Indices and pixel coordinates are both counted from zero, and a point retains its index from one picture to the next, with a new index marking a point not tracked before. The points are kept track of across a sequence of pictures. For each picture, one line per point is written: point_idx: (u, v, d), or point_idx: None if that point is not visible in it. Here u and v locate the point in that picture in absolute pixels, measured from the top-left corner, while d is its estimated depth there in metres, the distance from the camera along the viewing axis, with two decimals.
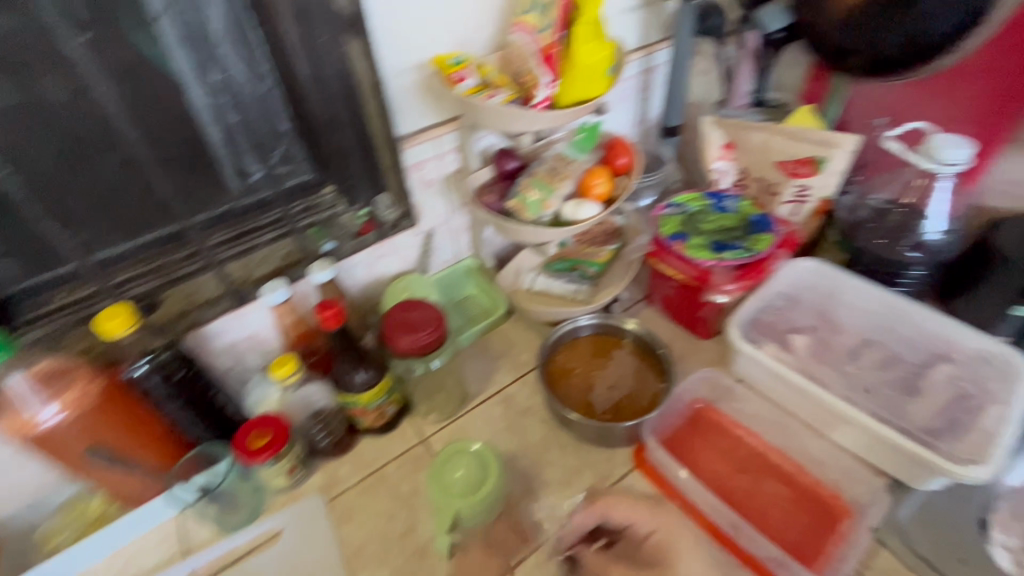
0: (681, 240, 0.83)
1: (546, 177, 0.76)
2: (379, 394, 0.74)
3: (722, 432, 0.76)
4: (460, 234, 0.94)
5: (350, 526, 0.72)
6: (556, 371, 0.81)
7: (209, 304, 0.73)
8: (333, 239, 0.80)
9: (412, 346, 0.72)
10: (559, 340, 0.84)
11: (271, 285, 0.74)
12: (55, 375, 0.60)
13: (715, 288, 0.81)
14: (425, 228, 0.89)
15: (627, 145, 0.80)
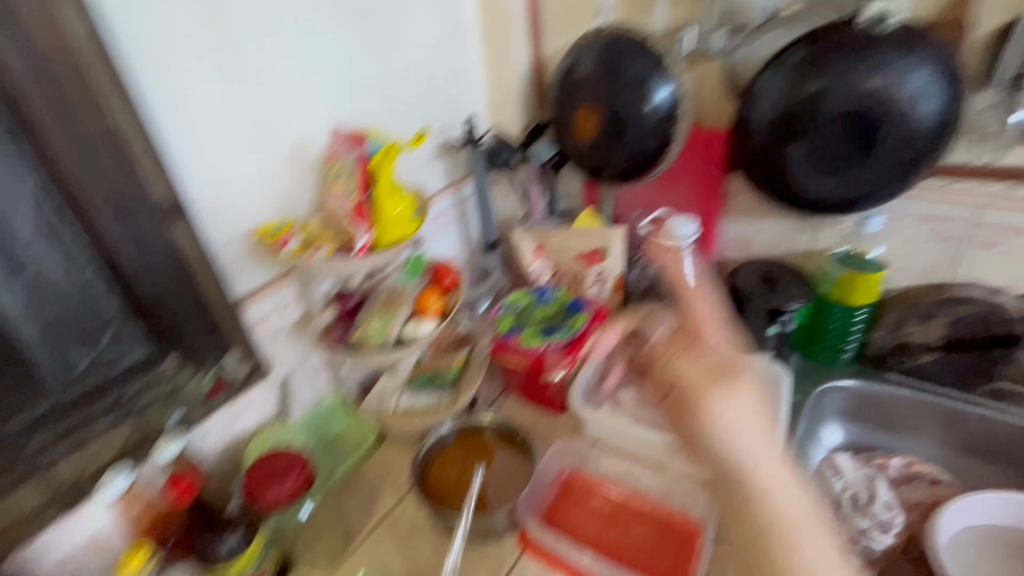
0: (517, 332, 0.99)
1: (385, 306, 0.86)
2: (253, 555, 0.74)
3: (587, 492, 0.86)
4: (317, 375, 0.97)
5: None
6: (427, 484, 0.85)
7: (40, 514, 0.66)
8: (180, 409, 0.77)
9: (274, 500, 0.72)
10: (429, 451, 0.89)
11: (116, 467, 0.71)
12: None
13: (552, 368, 0.95)
14: (279, 376, 0.91)
15: (449, 266, 0.94)
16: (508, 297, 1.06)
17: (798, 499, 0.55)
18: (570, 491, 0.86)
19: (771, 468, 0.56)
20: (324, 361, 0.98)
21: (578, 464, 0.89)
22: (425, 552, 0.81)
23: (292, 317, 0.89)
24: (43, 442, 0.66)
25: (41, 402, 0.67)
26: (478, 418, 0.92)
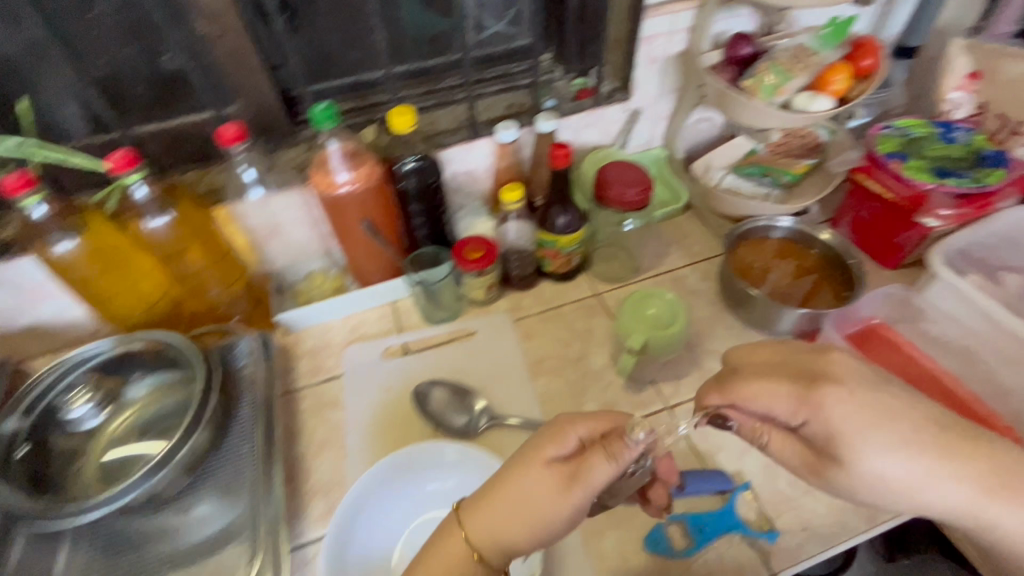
0: (901, 159, 0.79)
1: (786, 64, 0.74)
2: (574, 241, 0.81)
3: (894, 346, 0.76)
4: (659, 121, 0.95)
5: (494, 353, 0.79)
6: (738, 261, 0.82)
7: (452, 131, 0.83)
8: (553, 98, 0.86)
9: (617, 199, 0.75)
10: (747, 233, 0.84)
11: (504, 125, 0.80)
12: (335, 157, 0.68)
13: (930, 211, 0.77)
14: (634, 105, 0.90)
15: (875, 45, 0.75)
16: (898, 121, 0.84)
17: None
18: (873, 338, 0.77)
19: (982, 496, 0.45)
20: (670, 108, 0.94)
21: (892, 321, 0.80)
22: (547, 492, 0.45)
23: (674, 52, 0.86)
24: (364, 210, 0.73)
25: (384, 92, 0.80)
26: (818, 232, 0.82)
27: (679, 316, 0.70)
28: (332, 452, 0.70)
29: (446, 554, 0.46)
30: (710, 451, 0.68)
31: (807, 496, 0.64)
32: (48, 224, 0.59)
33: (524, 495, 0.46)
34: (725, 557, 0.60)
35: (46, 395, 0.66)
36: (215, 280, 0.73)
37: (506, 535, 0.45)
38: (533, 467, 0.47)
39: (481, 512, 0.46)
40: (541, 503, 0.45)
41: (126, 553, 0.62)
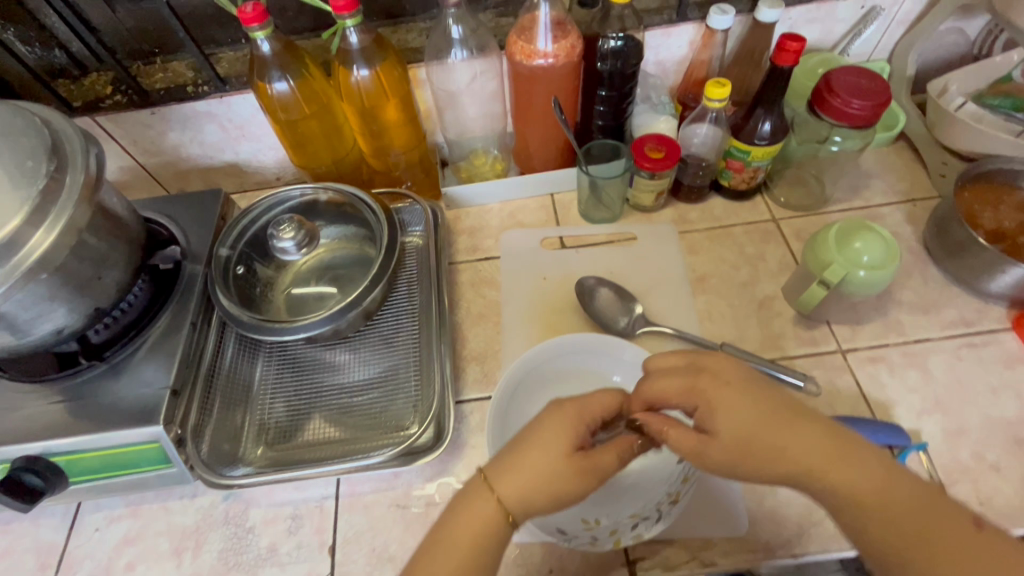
0: None
1: None
2: (768, 155, 0.72)
3: None
4: (896, 26, 0.80)
5: (655, 262, 0.76)
6: (963, 205, 0.70)
7: (654, 11, 0.74)
8: None
9: (840, 109, 0.65)
10: (983, 175, 0.71)
11: (720, 9, 0.70)
12: (542, 23, 0.63)
13: None
14: (873, 2, 0.75)
15: None
16: None
17: (892, 492, 0.42)
18: None
19: (830, 463, 0.43)
20: (916, 11, 0.78)
21: None
22: (567, 473, 0.43)
23: None
24: (556, 88, 0.69)
25: None
26: None
27: (891, 259, 0.62)
28: (487, 326, 0.73)
29: (474, 512, 0.42)
30: (883, 404, 0.63)
31: (991, 474, 0.58)
32: (272, 62, 0.61)
33: (540, 472, 0.43)
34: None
35: (252, 225, 0.73)
36: (398, 143, 0.74)
37: (533, 505, 0.43)
38: (552, 446, 0.43)
39: (508, 474, 0.43)
40: (562, 485, 0.43)
41: (310, 374, 0.71)
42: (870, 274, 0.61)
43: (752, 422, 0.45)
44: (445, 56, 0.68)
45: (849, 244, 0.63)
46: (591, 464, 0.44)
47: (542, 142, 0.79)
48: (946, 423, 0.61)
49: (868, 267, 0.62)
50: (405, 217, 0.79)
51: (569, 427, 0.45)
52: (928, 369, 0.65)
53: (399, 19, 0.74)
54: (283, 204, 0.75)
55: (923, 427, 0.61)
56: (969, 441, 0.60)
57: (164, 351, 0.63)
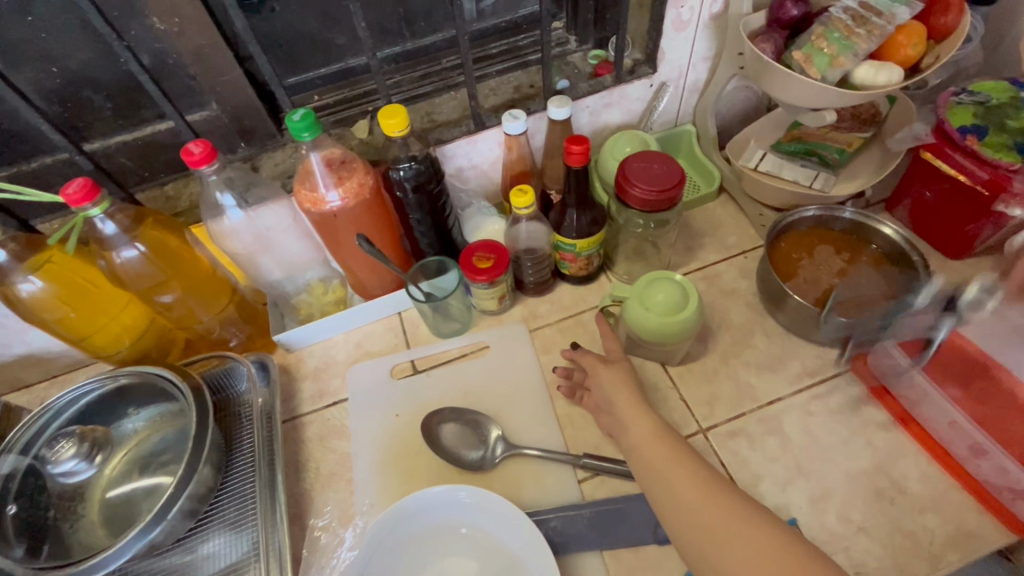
0: (976, 133, 0.68)
1: (846, 28, 0.61)
2: (593, 244, 0.72)
3: None
4: (689, 93, 0.84)
5: (511, 370, 0.73)
6: (780, 258, 0.73)
7: (452, 122, 0.73)
8: (566, 78, 0.76)
9: (641, 199, 0.65)
10: (791, 226, 0.74)
11: (511, 115, 0.70)
12: (318, 170, 0.60)
13: (1013, 199, 0.65)
14: (660, 79, 0.79)
15: None
16: (972, 84, 0.71)
17: (651, 432, 0.55)
18: None
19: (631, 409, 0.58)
20: (702, 79, 0.83)
21: None
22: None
23: (707, 16, 0.73)
24: (359, 225, 0.65)
25: (364, 82, 0.74)
26: (879, 224, 0.72)
27: (690, 298, 0.64)
28: (340, 486, 0.66)
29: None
30: (750, 483, 0.61)
31: (859, 536, 0.57)
32: (13, 266, 0.54)
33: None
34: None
35: (46, 431, 0.65)
36: (201, 308, 0.67)
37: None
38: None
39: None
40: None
41: None
42: (678, 322, 0.63)
43: (610, 387, 0.61)
44: (220, 216, 0.64)
45: (652, 297, 0.64)
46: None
47: (369, 270, 0.74)
48: (810, 488, 0.60)
49: (677, 315, 0.63)
50: (231, 376, 0.71)
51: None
52: (786, 431, 0.65)
53: (191, 171, 0.70)
54: (75, 402, 0.65)
55: (790, 497, 0.60)
56: (834, 504, 0.59)
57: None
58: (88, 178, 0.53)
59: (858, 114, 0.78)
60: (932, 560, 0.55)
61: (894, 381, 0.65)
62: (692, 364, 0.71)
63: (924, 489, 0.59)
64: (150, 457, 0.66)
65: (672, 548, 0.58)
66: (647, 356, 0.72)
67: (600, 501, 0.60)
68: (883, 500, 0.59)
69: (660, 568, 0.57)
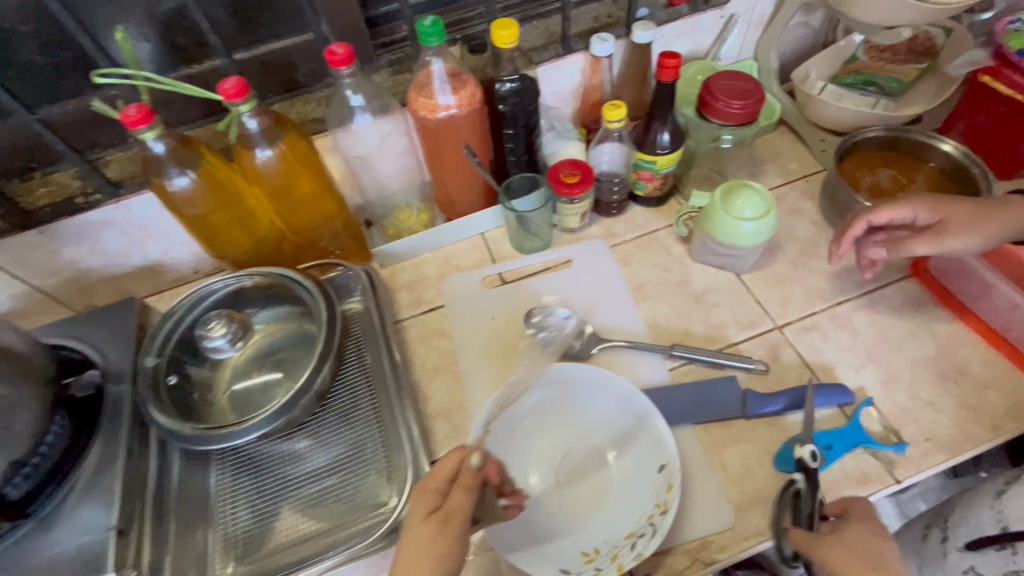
0: None
1: None
2: (672, 161, 0.78)
3: None
4: (753, 28, 0.88)
5: (597, 279, 0.78)
6: (845, 175, 0.78)
7: (541, 48, 0.78)
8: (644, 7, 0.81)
9: (722, 112, 0.71)
10: (854, 145, 0.80)
11: (600, 37, 0.74)
12: (438, 77, 0.65)
13: None
14: (730, 11, 0.83)
15: None
16: None
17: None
18: None
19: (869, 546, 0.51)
20: (767, 13, 0.87)
21: None
22: (434, 541, 0.46)
23: None
24: (463, 136, 0.71)
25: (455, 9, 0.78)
26: (939, 141, 0.77)
27: (768, 206, 0.69)
28: (445, 378, 0.72)
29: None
30: (825, 369, 0.68)
31: (928, 410, 0.64)
32: (168, 158, 0.59)
33: (425, 556, 0.45)
34: (850, 469, 0.61)
35: (177, 328, 0.69)
36: (317, 214, 0.73)
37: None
38: (410, 533, 0.47)
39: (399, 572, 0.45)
40: (440, 547, 0.46)
41: (269, 471, 0.66)
42: (754, 226, 0.69)
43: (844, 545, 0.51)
44: (349, 122, 0.69)
45: (733, 205, 0.70)
46: (449, 517, 0.47)
47: (461, 188, 0.80)
48: (880, 373, 0.67)
49: (753, 219, 0.69)
50: (340, 284, 0.77)
51: (417, 516, 0.47)
52: (854, 327, 0.71)
53: (297, 90, 0.73)
54: (206, 298, 0.71)
55: (863, 381, 0.67)
56: (904, 385, 0.66)
57: (99, 491, 0.57)
58: (240, 78, 0.58)
59: (914, 47, 0.84)
60: (995, 427, 0.62)
61: (951, 280, 0.71)
62: (765, 273, 0.77)
63: (984, 371, 0.66)
64: (275, 349, 0.72)
65: (758, 423, 0.64)
66: (722, 267, 0.78)
67: (691, 384, 0.66)
68: (948, 381, 0.66)
69: (752, 437, 0.64)
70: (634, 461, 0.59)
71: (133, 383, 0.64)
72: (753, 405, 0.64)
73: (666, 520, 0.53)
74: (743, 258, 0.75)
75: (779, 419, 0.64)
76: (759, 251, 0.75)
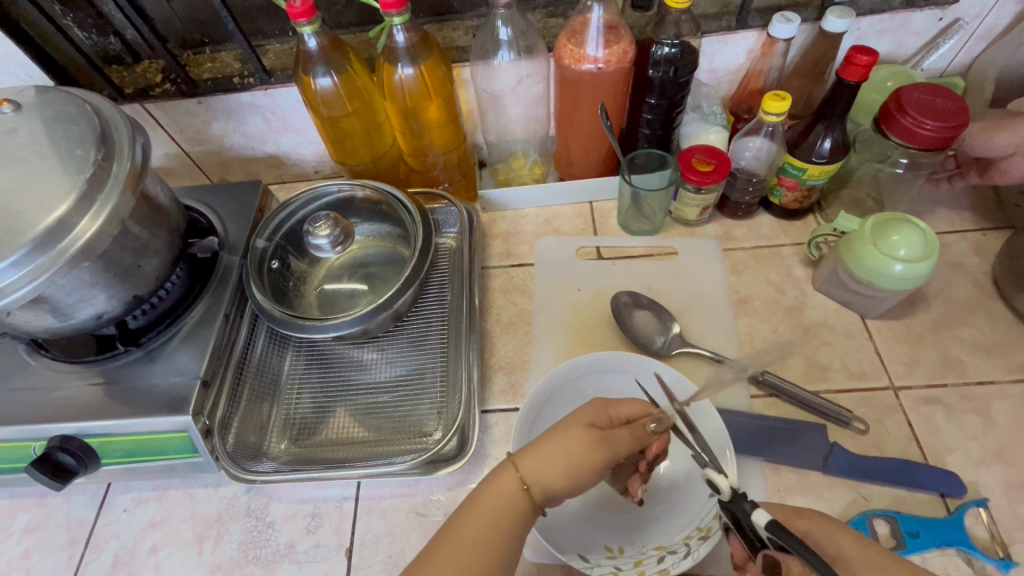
0: None
1: None
2: (826, 174, 0.68)
3: None
4: (976, 41, 0.74)
5: (698, 280, 0.73)
6: None
7: (713, 17, 0.71)
8: None
9: (908, 130, 0.61)
10: None
11: (784, 17, 0.65)
12: (594, 26, 0.62)
13: None
14: (953, 16, 0.70)
15: None
16: None
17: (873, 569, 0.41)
18: None
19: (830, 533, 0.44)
20: (1000, 27, 0.72)
21: None
22: (583, 450, 0.45)
23: None
24: (602, 95, 0.66)
25: None
26: None
27: (930, 250, 0.59)
28: (517, 334, 0.71)
29: (497, 486, 0.45)
30: (938, 449, 0.59)
31: None
32: (318, 56, 0.61)
33: (567, 455, 0.45)
34: (932, 567, 0.53)
35: (290, 218, 0.74)
36: (436, 142, 0.73)
37: (550, 476, 0.44)
38: (570, 430, 0.46)
39: (535, 450, 0.45)
40: (583, 458, 0.45)
41: (337, 371, 0.71)
42: (906, 268, 0.59)
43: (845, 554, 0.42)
44: (491, 57, 0.67)
45: (885, 238, 0.60)
46: (608, 441, 0.46)
47: (582, 150, 0.76)
48: (1007, 476, 0.57)
49: (905, 260, 0.59)
50: (440, 216, 0.78)
51: (579, 420, 0.47)
52: (990, 415, 0.60)
53: (447, 16, 0.73)
54: (321, 199, 0.74)
55: (982, 477, 0.57)
56: None
57: (197, 341, 0.64)
58: None
59: None
60: None
61: None
62: (895, 324, 0.67)
63: None
64: (369, 262, 0.75)
65: (836, 483, 0.57)
66: (846, 304, 0.69)
67: (772, 418, 0.60)
68: None
69: (825, 496, 0.57)
70: (686, 475, 0.56)
71: (244, 258, 0.70)
72: (836, 462, 0.57)
73: (704, 545, 0.50)
74: (876, 301, 0.66)
75: (863, 487, 0.57)
76: (899, 298, 0.65)
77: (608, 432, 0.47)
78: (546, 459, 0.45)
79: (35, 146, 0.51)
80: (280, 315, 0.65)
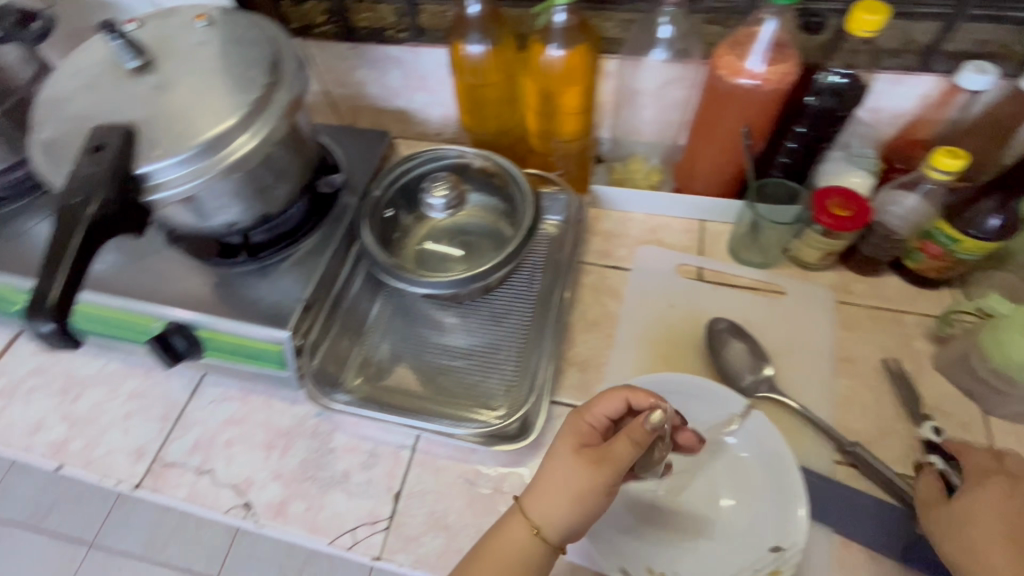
0: None
1: None
2: (982, 251, 0.61)
3: None
4: None
5: (802, 326, 0.68)
6: None
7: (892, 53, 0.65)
8: None
9: None
10: None
11: (978, 66, 0.59)
12: (763, 40, 0.58)
13: None
14: None
15: None
16: None
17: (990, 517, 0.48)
18: None
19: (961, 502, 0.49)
20: None
21: None
22: (578, 478, 0.47)
23: None
24: (749, 112, 0.63)
25: None
26: None
27: None
28: (598, 335, 0.70)
29: (506, 537, 0.48)
30: None
31: None
32: (477, 22, 0.63)
33: (565, 486, 0.47)
34: None
35: (409, 173, 0.77)
36: (564, 128, 0.73)
37: (556, 518, 0.47)
38: (558, 461, 0.49)
39: (537, 494, 0.48)
40: (582, 486, 0.47)
41: (420, 327, 0.73)
42: None
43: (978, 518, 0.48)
44: (642, 53, 0.66)
45: None
46: (604, 459, 0.47)
47: (710, 166, 0.73)
48: None
49: None
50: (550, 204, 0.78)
51: (567, 447, 0.49)
52: None
53: None
54: (441, 161, 0.77)
55: None
56: None
57: (306, 268, 0.68)
58: None
59: None
60: None
61: None
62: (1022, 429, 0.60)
63: None
64: (471, 230, 0.76)
65: None
66: (968, 393, 0.62)
67: (853, 491, 0.56)
68: None
69: None
70: (746, 524, 0.54)
71: (360, 201, 0.74)
72: (917, 556, 0.52)
73: None
74: (1006, 398, 0.59)
75: None
76: None
77: (602, 448, 0.48)
78: (552, 496, 0.47)
79: (218, 60, 0.56)
80: (382, 260, 0.67)
